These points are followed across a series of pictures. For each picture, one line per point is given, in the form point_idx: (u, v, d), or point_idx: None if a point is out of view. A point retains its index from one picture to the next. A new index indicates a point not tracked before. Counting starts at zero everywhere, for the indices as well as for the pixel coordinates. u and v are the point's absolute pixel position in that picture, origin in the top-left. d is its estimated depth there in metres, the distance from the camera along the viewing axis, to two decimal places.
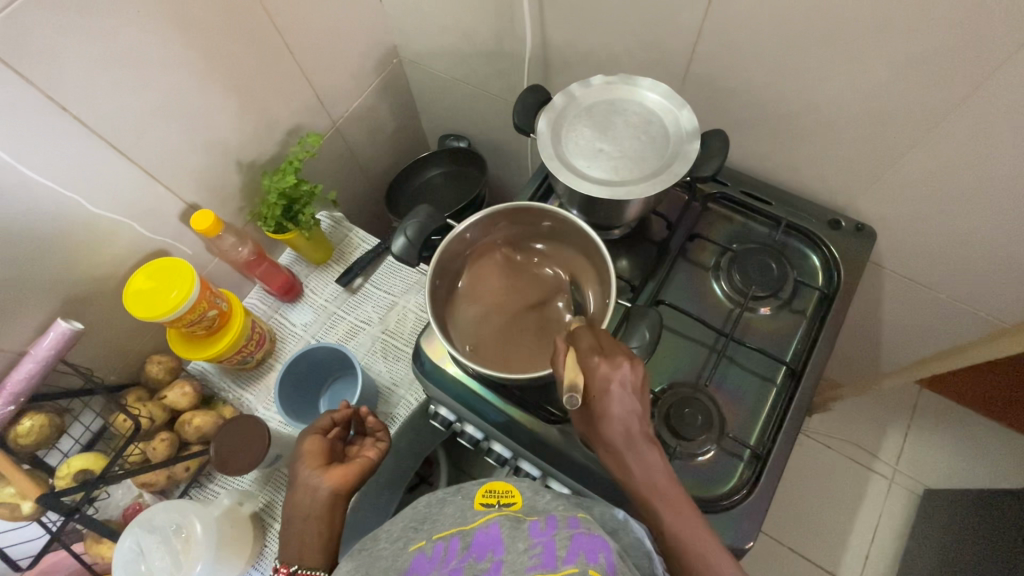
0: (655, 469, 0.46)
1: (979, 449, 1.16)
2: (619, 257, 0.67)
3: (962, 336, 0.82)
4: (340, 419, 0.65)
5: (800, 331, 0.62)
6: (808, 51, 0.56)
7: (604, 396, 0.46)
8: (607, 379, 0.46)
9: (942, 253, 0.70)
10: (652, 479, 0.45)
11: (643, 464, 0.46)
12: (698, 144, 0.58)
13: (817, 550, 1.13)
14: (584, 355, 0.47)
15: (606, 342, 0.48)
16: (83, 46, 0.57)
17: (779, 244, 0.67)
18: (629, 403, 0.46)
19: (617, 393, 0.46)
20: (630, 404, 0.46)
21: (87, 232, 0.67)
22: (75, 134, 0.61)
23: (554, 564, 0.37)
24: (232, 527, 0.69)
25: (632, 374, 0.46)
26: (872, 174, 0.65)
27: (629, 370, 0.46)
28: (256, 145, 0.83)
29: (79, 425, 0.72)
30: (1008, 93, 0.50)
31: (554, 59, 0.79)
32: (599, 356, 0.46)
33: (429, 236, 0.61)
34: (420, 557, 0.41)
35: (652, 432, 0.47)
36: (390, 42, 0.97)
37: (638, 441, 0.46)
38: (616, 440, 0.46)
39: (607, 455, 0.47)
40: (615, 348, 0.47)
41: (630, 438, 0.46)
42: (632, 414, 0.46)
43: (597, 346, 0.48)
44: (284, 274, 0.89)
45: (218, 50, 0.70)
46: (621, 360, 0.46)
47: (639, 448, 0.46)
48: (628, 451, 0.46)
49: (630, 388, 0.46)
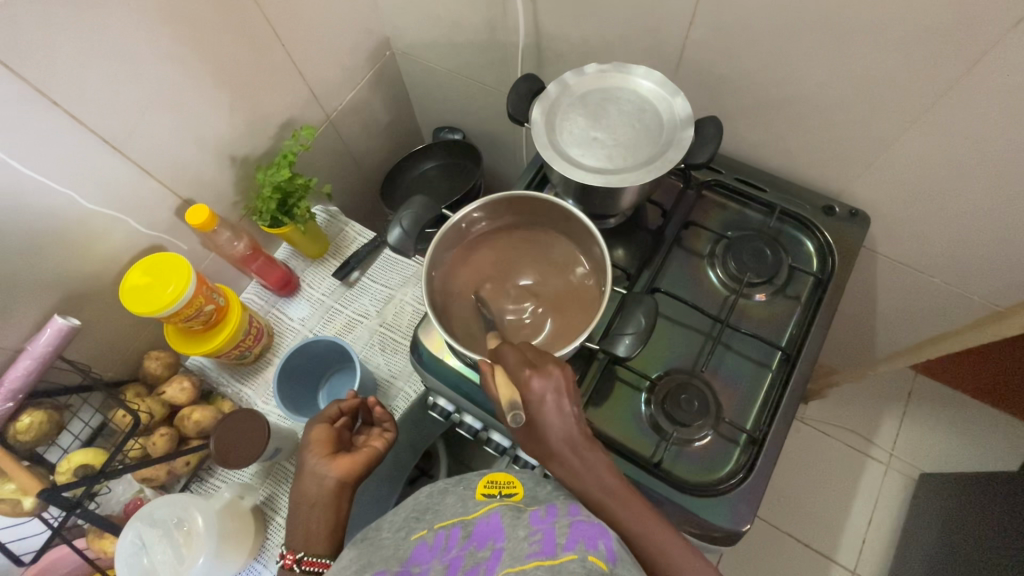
0: (597, 463, 0.47)
1: (973, 433, 1.17)
2: (615, 247, 0.67)
3: (954, 321, 0.83)
4: (348, 409, 0.66)
5: (795, 317, 0.63)
6: (800, 34, 0.56)
7: (542, 408, 0.47)
8: (542, 390, 0.46)
9: (936, 238, 0.71)
10: (602, 476, 0.47)
11: (588, 464, 0.47)
12: (692, 131, 0.58)
13: (814, 536, 1.14)
14: (515, 372, 0.47)
15: (532, 354, 0.49)
16: (72, 39, 0.57)
17: (774, 231, 0.67)
18: (566, 407, 0.47)
19: (554, 402, 0.47)
20: (565, 408, 0.47)
21: (81, 228, 0.67)
22: (66, 129, 0.60)
23: (553, 552, 0.38)
24: (233, 520, 0.69)
25: (562, 381, 0.47)
26: (865, 159, 0.65)
27: (560, 375, 0.47)
28: (250, 139, 0.83)
29: (78, 421, 0.73)
30: (999, 75, 0.50)
31: (547, 49, 0.79)
32: (530, 370, 0.47)
33: (424, 227, 0.61)
34: (422, 545, 0.43)
35: (587, 430, 0.49)
36: (383, 34, 0.96)
37: (579, 441, 0.47)
38: (560, 447, 0.47)
39: (552, 464, 0.48)
40: (544, 359, 0.49)
41: (572, 442, 0.47)
42: (569, 418, 0.47)
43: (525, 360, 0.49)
44: (280, 269, 0.89)
45: (209, 43, 0.70)
46: (550, 369, 0.47)
47: (583, 450, 0.47)
48: (573, 455, 0.47)
49: (563, 393, 0.47)
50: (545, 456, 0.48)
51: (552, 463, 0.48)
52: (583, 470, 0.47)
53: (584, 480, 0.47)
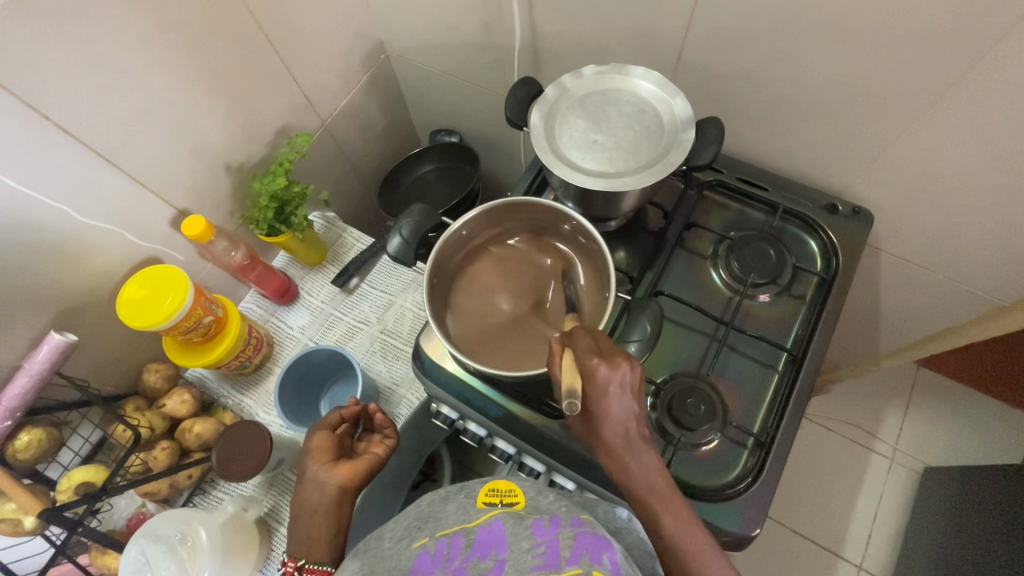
0: (650, 466, 0.47)
1: (977, 425, 1.17)
2: (616, 250, 0.66)
3: (956, 317, 0.82)
4: (349, 415, 0.65)
5: (799, 318, 0.62)
6: (802, 32, 0.55)
7: (603, 397, 0.46)
8: (606, 381, 0.46)
9: (939, 234, 0.70)
10: (650, 477, 0.46)
11: (642, 463, 0.47)
12: (693, 132, 0.57)
13: (819, 531, 1.14)
14: (583, 358, 0.47)
15: (604, 344, 0.48)
16: (61, 52, 0.56)
17: (776, 231, 0.67)
18: (628, 404, 0.46)
19: (616, 396, 0.46)
20: (627, 404, 0.46)
21: (75, 243, 0.66)
22: (58, 142, 0.60)
23: (557, 564, 0.37)
24: (238, 533, 0.69)
25: (630, 376, 0.46)
26: (868, 156, 0.65)
27: (629, 371, 0.46)
28: (245, 147, 0.82)
29: (78, 437, 0.72)
30: (1004, 70, 0.50)
31: (544, 50, 0.78)
32: (599, 359, 0.46)
33: (424, 234, 0.60)
34: (422, 555, 0.41)
35: (646, 430, 0.48)
36: (376, 37, 0.95)
37: (635, 440, 0.47)
38: (615, 440, 0.47)
39: (606, 453, 0.48)
40: (614, 350, 0.47)
41: (629, 438, 0.47)
42: (629, 415, 0.47)
43: (596, 348, 0.47)
44: (279, 277, 0.88)
45: (201, 51, 0.69)
46: (620, 362, 0.46)
47: (637, 447, 0.47)
48: (626, 450, 0.47)
49: (628, 390, 0.46)
50: (600, 444, 0.48)
51: (605, 454, 0.48)
52: (636, 468, 0.47)
53: (634, 477, 0.47)
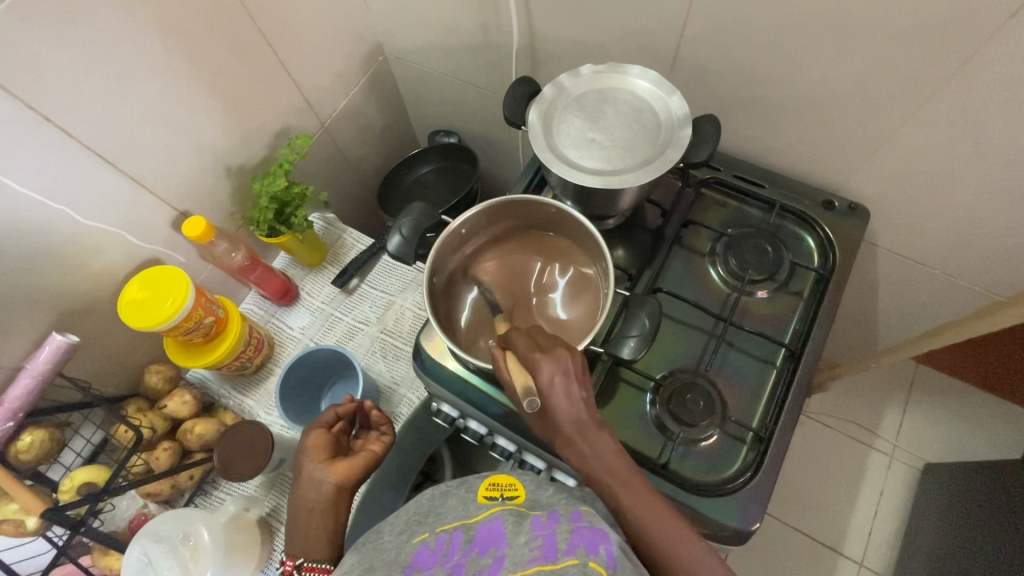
0: (606, 450, 0.47)
1: (976, 421, 1.17)
2: (615, 248, 0.67)
3: (954, 312, 0.83)
4: (344, 413, 0.65)
5: (797, 313, 0.62)
6: (796, 30, 0.56)
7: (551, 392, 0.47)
8: (550, 374, 0.47)
9: (936, 230, 0.71)
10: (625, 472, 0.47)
11: (598, 449, 0.47)
12: (690, 130, 0.58)
13: (821, 529, 1.14)
14: (526, 356, 0.48)
15: (542, 339, 0.49)
16: (63, 55, 0.56)
17: (773, 228, 0.67)
18: (575, 392, 0.47)
19: (561, 386, 0.47)
20: (575, 393, 0.47)
21: (77, 244, 0.66)
22: (60, 144, 0.60)
23: (554, 557, 0.37)
24: (240, 533, 0.69)
25: (572, 364, 0.47)
26: (864, 152, 0.65)
27: (569, 360, 0.47)
28: (245, 148, 0.82)
29: (80, 438, 0.72)
30: (996, 66, 0.50)
31: (541, 50, 0.78)
32: (540, 353, 0.47)
33: (423, 233, 0.60)
34: (422, 550, 0.42)
35: (597, 416, 0.49)
36: (375, 39, 0.96)
37: (590, 426, 0.48)
38: (570, 431, 0.47)
39: (564, 446, 0.48)
40: (553, 343, 0.49)
41: (582, 426, 0.47)
42: (578, 403, 0.47)
43: (535, 344, 0.49)
44: (279, 278, 0.88)
45: (201, 53, 0.69)
46: (557, 353, 0.48)
47: (591, 434, 0.47)
48: (581, 439, 0.47)
49: (572, 376, 0.47)
50: (558, 438, 0.48)
51: (564, 448, 0.48)
52: (594, 456, 0.47)
53: (595, 465, 0.47)
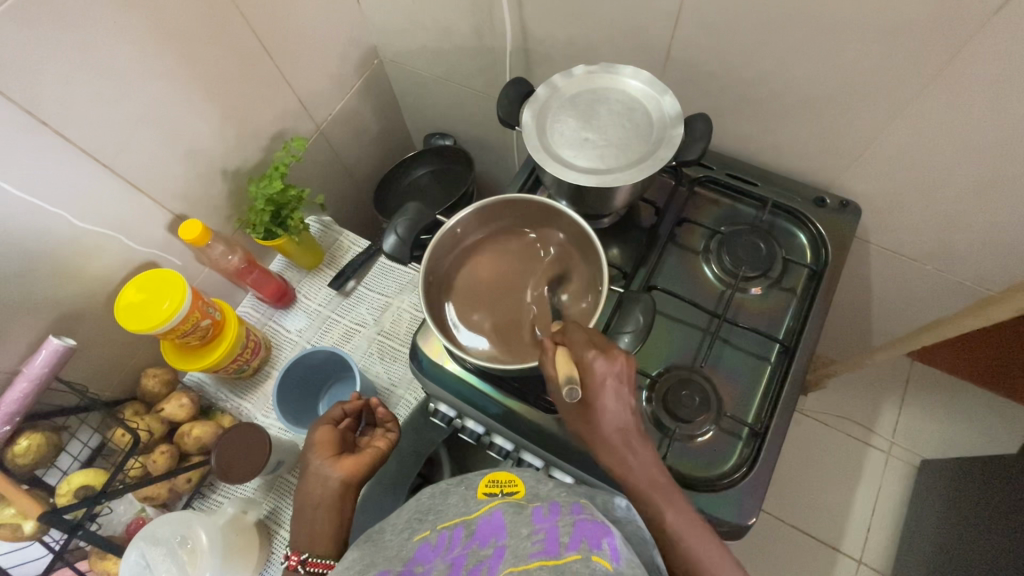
0: (649, 460, 0.48)
1: (971, 416, 1.18)
2: (611, 246, 0.67)
3: (947, 307, 0.84)
4: (351, 410, 0.66)
5: (791, 309, 0.63)
6: (785, 30, 0.57)
7: (600, 388, 0.47)
8: (604, 371, 0.47)
9: (927, 225, 0.72)
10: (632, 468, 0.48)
11: (640, 458, 0.48)
12: (682, 128, 0.58)
13: (819, 527, 1.14)
14: (580, 349, 0.48)
15: (599, 338, 0.50)
16: (59, 59, 0.57)
17: (766, 225, 0.68)
18: (624, 395, 0.48)
19: (613, 386, 0.47)
20: (624, 398, 0.48)
21: (73, 248, 0.66)
22: (56, 148, 0.60)
23: (556, 551, 0.37)
24: (238, 535, 0.69)
25: (626, 369, 0.48)
26: (855, 149, 0.66)
27: (625, 364, 0.48)
28: (241, 151, 0.82)
29: (77, 442, 0.72)
30: (980, 62, 0.51)
31: (535, 52, 0.79)
32: (596, 351, 0.48)
33: (419, 233, 0.61)
34: (424, 546, 0.42)
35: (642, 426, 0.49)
36: (370, 43, 0.97)
37: (628, 433, 0.48)
38: (614, 437, 0.48)
39: (604, 451, 0.48)
40: (609, 345, 0.49)
41: (626, 433, 0.48)
42: (625, 409, 0.48)
43: (592, 342, 0.49)
44: (276, 281, 0.89)
45: (197, 57, 0.70)
46: (615, 354, 0.48)
47: (636, 443, 0.48)
48: (626, 447, 0.48)
49: (624, 381, 0.48)
50: (597, 441, 0.49)
51: (602, 452, 0.48)
52: (634, 461, 0.47)
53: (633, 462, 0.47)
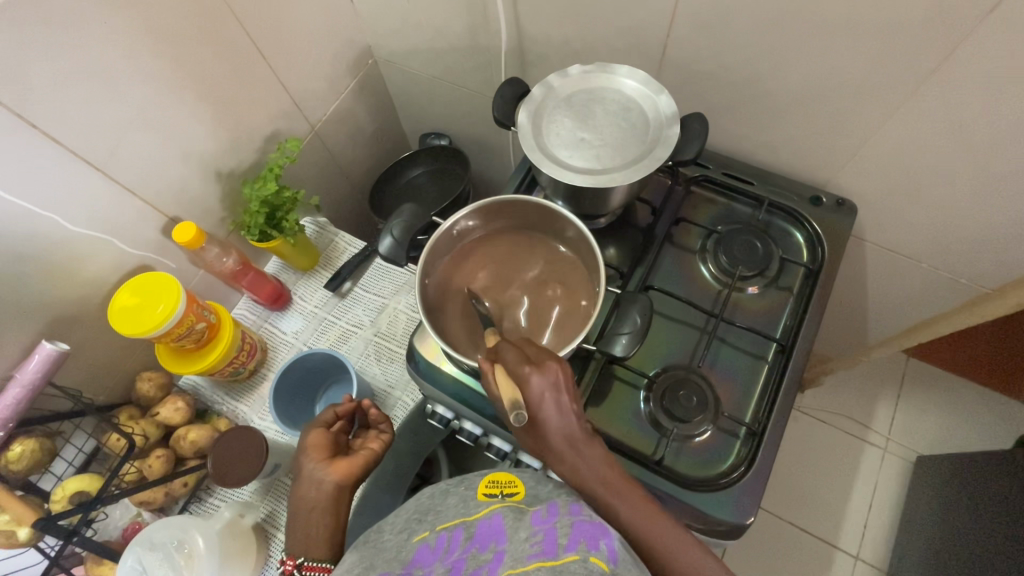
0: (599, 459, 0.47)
1: (966, 412, 1.19)
2: (607, 246, 0.67)
3: (943, 305, 0.84)
4: (344, 413, 0.65)
5: (788, 308, 0.63)
6: (781, 28, 0.57)
7: (540, 404, 0.47)
8: (539, 387, 0.47)
9: (922, 223, 0.72)
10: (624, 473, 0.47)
11: (588, 459, 0.47)
12: (678, 128, 0.58)
13: (817, 524, 1.14)
14: (515, 367, 0.48)
15: (532, 351, 0.50)
16: (48, 61, 0.56)
17: (763, 224, 0.68)
18: (565, 404, 0.47)
19: (551, 399, 0.47)
20: (563, 406, 0.47)
21: (65, 251, 0.66)
22: (47, 151, 0.60)
23: (554, 552, 0.37)
24: (235, 539, 0.68)
25: (561, 376, 0.48)
26: (851, 148, 0.66)
27: (558, 372, 0.48)
28: (235, 153, 0.82)
29: (71, 447, 0.72)
30: (976, 61, 0.51)
31: (530, 52, 0.79)
32: (530, 365, 0.47)
33: (415, 234, 0.60)
34: (423, 548, 0.42)
35: (587, 428, 0.49)
36: (364, 43, 0.96)
37: (578, 439, 0.48)
38: (559, 443, 0.48)
39: (553, 460, 0.48)
40: (542, 356, 0.49)
41: (571, 437, 0.48)
42: (567, 415, 0.48)
43: (524, 357, 0.49)
44: (271, 283, 0.88)
45: (189, 58, 0.69)
46: (548, 365, 0.48)
47: (582, 446, 0.47)
48: (574, 452, 0.47)
49: (562, 390, 0.47)
50: (546, 450, 0.48)
51: (551, 461, 0.48)
52: (580, 462, 0.47)
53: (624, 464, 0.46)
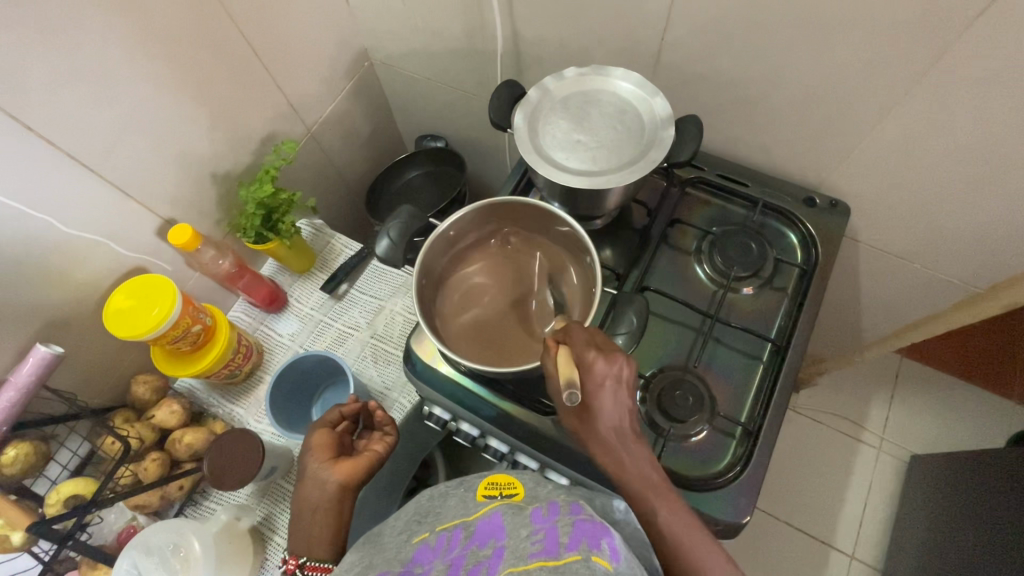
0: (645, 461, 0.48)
1: (959, 412, 1.20)
2: (603, 248, 0.67)
3: (935, 305, 0.85)
4: (349, 413, 0.65)
5: (782, 308, 0.64)
6: (773, 32, 0.57)
7: (599, 391, 0.48)
8: (603, 375, 0.48)
9: (913, 224, 0.73)
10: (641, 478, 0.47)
11: (633, 455, 0.48)
12: (673, 130, 0.58)
13: (811, 523, 1.15)
14: (581, 350, 0.49)
15: (598, 338, 0.50)
16: (43, 63, 0.56)
17: (757, 225, 0.68)
18: (623, 397, 0.48)
19: (611, 389, 0.48)
20: (622, 398, 0.48)
21: (60, 254, 0.65)
22: (41, 153, 0.59)
23: (556, 551, 0.37)
24: (231, 543, 0.68)
25: (626, 371, 0.48)
26: (842, 150, 0.67)
27: (625, 365, 0.48)
28: (230, 155, 0.82)
29: (65, 451, 0.71)
30: (965, 65, 0.52)
31: (526, 55, 0.79)
32: (596, 352, 0.48)
33: (412, 236, 0.60)
34: (423, 548, 0.42)
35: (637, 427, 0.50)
36: (360, 45, 0.96)
37: (627, 434, 0.49)
38: (609, 435, 0.48)
39: (598, 447, 0.49)
40: (608, 346, 0.50)
41: (622, 432, 0.48)
42: (622, 409, 0.48)
43: (591, 342, 0.50)
44: (267, 285, 0.88)
45: (184, 59, 0.69)
46: (615, 356, 0.48)
47: (629, 441, 0.48)
48: (621, 446, 0.48)
49: (622, 384, 0.48)
50: (591, 436, 0.49)
51: (598, 450, 0.49)
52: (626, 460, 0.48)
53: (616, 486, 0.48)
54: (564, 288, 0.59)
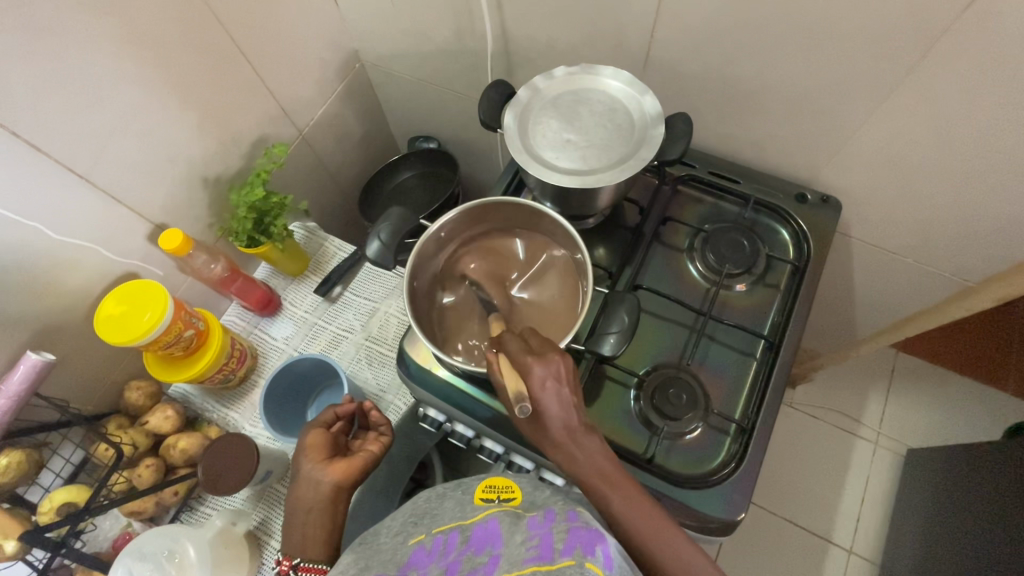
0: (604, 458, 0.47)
1: (955, 405, 1.20)
2: (596, 247, 0.67)
3: (929, 299, 0.85)
4: (344, 413, 0.64)
5: (775, 304, 0.64)
6: (761, 28, 0.57)
7: (541, 393, 0.48)
8: (541, 376, 0.48)
9: (905, 219, 0.73)
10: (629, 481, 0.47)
11: (588, 451, 0.48)
12: (662, 128, 0.58)
13: (810, 519, 1.15)
14: (518, 357, 0.49)
15: (533, 341, 0.51)
16: (29, 70, 0.56)
17: (749, 222, 0.68)
18: (565, 394, 0.48)
19: (552, 389, 0.48)
20: (563, 395, 0.48)
21: (50, 261, 0.65)
22: (28, 160, 0.59)
23: (551, 557, 0.37)
24: (227, 548, 0.68)
25: (561, 368, 0.48)
26: (833, 146, 0.67)
27: (559, 362, 0.49)
28: (221, 158, 0.81)
29: (58, 458, 0.71)
30: (952, 59, 0.52)
31: (516, 55, 0.79)
32: (531, 355, 0.49)
33: (402, 238, 0.60)
34: (419, 550, 0.42)
35: (588, 420, 0.49)
36: (350, 47, 0.96)
37: (578, 430, 0.48)
38: (560, 435, 0.48)
39: (552, 451, 0.48)
40: (543, 346, 0.50)
41: (572, 429, 0.48)
42: (567, 406, 0.48)
43: (526, 346, 0.50)
44: (260, 289, 0.88)
45: (172, 63, 0.69)
46: (549, 355, 0.49)
47: (581, 437, 0.48)
48: (573, 443, 0.48)
49: (562, 382, 0.48)
50: (546, 443, 0.49)
51: (554, 453, 0.48)
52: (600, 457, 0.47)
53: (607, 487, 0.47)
54: (557, 287, 0.59)
